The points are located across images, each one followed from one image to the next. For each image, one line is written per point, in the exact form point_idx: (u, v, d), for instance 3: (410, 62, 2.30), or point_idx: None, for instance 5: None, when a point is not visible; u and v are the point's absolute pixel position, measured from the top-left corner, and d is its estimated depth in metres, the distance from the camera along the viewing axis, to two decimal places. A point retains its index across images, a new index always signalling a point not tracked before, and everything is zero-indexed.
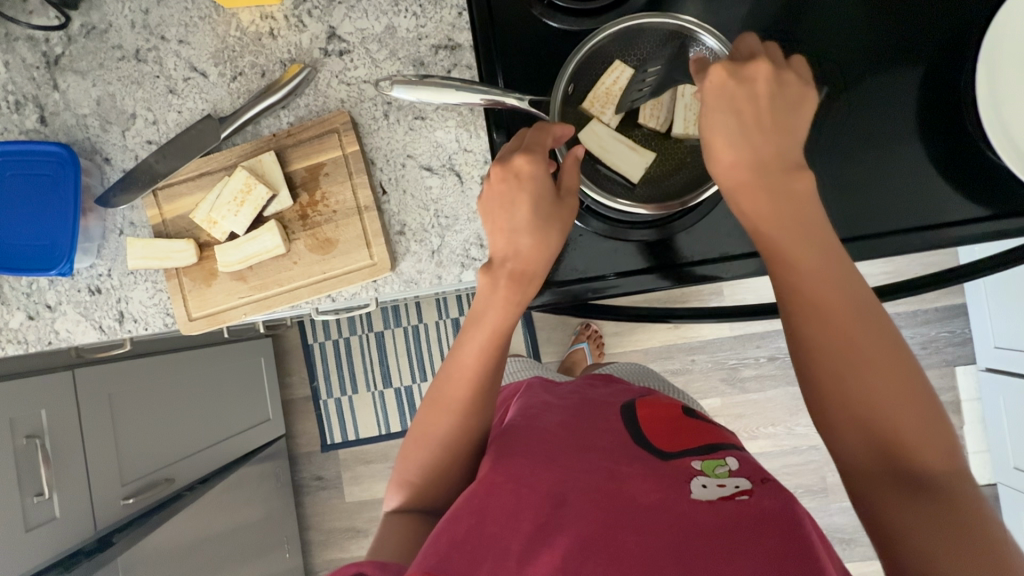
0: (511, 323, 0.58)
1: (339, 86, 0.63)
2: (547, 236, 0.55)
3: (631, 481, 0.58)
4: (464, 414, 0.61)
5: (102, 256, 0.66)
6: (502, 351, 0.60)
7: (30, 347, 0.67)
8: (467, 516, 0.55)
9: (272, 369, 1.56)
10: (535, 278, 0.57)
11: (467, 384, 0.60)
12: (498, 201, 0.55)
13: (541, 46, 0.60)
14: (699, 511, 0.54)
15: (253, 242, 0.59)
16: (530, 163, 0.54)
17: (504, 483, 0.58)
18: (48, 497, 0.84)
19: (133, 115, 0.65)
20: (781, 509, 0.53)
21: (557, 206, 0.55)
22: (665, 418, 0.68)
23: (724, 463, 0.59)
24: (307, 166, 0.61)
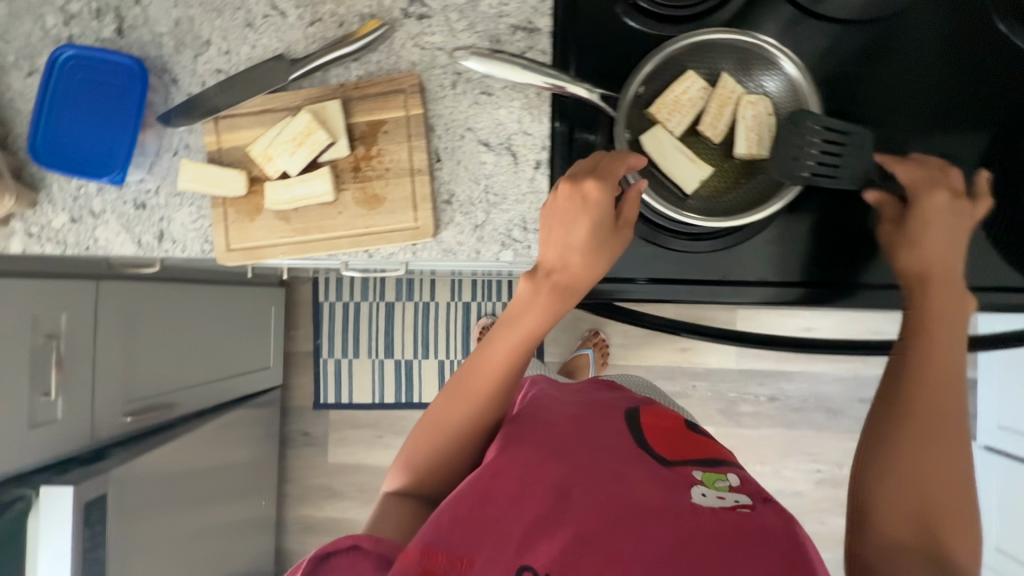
0: (546, 330, 0.58)
1: (413, 49, 0.63)
2: (598, 258, 0.55)
3: (635, 483, 0.58)
4: (480, 412, 0.62)
5: (152, 173, 0.66)
6: (528, 357, 0.61)
7: (68, 249, 0.68)
8: (470, 496, 0.54)
9: (280, 319, 1.57)
10: (578, 294, 0.56)
11: (493, 382, 0.61)
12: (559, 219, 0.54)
13: (616, 43, 0.61)
14: (700, 513, 0.55)
15: (304, 185, 0.60)
16: (600, 189, 0.53)
17: (510, 469, 0.57)
18: (55, 399, 0.85)
19: (208, 42, 0.66)
20: (784, 530, 0.54)
21: (614, 231, 0.55)
22: (670, 429, 0.69)
23: (724, 478, 0.61)
24: (368, 121, 0.62)
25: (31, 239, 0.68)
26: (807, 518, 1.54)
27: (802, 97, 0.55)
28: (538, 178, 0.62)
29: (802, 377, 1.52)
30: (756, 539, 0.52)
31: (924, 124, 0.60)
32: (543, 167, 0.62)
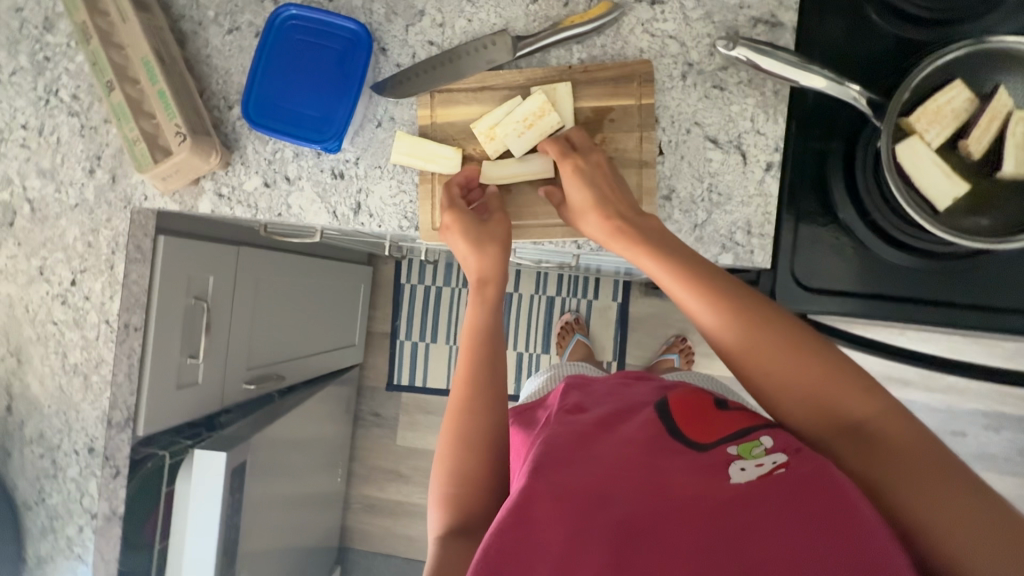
0: (488, 317, 0.60)
1: (642, 35, 0.61)
2: (487, 249, 0.59)
3: (673, 475, 0.45)
4: (468, 414, 0.55)
5: (354, 143, 0.65)
6: (498, 347, 0.59)
7: (259, 214, 0.67)
8: (511, 518, 0.41)
9: (365, 298, 1.56)
10: (491, 283, 0.61)
11: (462, 380, 0.57)
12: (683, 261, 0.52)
13: (867, 47, 0.58)
14: (741, 497, 0.42)
15: (523, 163, 0.60)
16: (452, 210, 0.59)
17: (550, 473, 0.44)
18: (198, 361, 0.83)
19: (421, 12, 0.64)
20: (830, 481, 0.42)
21: (485, 223, 0.60)
22: (707, 414, 0.53)
23: (760, 443, 0.47)
24: (594, 107, 0.60)
25: (221, 200, 0.67)
26: None
27: None
28: (769, 181, 0.59)
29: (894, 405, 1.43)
30: (790, 499, 0.41)
31: None
32: (774, 170, 0.59)
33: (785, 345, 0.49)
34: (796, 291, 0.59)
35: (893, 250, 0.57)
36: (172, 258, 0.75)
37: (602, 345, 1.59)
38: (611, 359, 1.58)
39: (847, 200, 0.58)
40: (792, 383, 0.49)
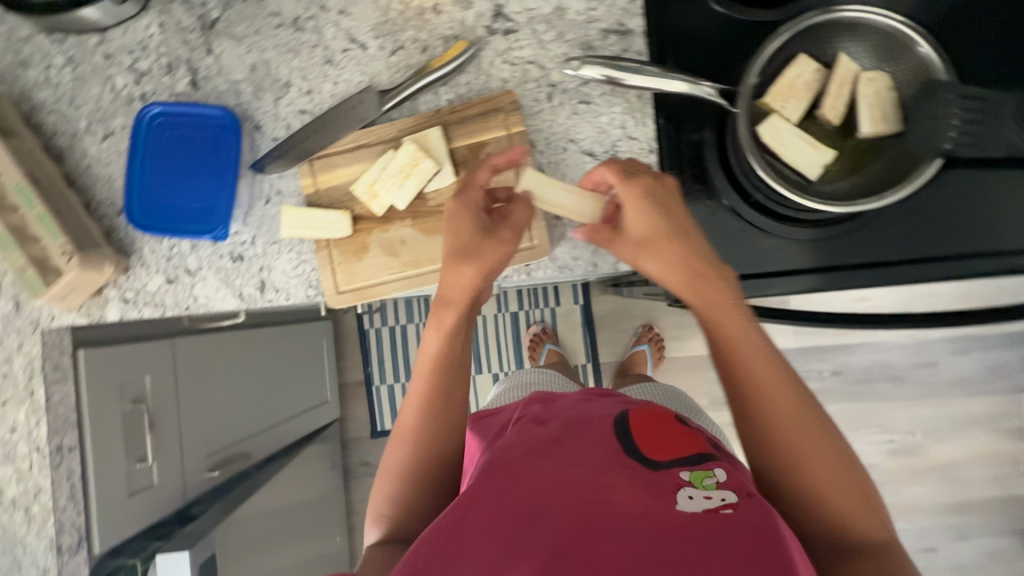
0: (449, 347, 0.61)
1: (503, 66, 0.62)
2: (461, 267, 0.55)
3: (616, 489, 0.48)
4: (420, 441, 0.62)
5: (247, 224, 0.65)
6: (454, 375, 0.62)
7: (167, 311, 0.67)
8: (445, 528, 0.48)
9: (330, 352, 1.54)
10: (454, 304, 0.58)
11: (417, 406, 0.62)
12: (652, 249, 0.53)
13: (712, 36, 0.59)
14: (679, 523, 0.44)
15: (578, 201, 0.57)
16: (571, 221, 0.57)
17: (491, 494, 0.49)
18: (149, 464, 0.82)
19: (287, 83, 0.65)
20: (770, 524, 0.44)
21: (487, 234, 0.56)
22: (660, 428, 0.57)
23: (713, 473, 0.50)
24: (469, 145, 0.61)
25: (128, 305, 0.67)
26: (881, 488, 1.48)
27: (926, 67, 0.53)
28: None
29: (865, 346, 1.51)
30: (719, 532, 0.44)
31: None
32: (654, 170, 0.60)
33: (739, 318, 0.52)
34: None
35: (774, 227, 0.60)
36: (94, 369, 0.74)
37: (572, 349, 1.59)
38: (584, 361, 1.58)
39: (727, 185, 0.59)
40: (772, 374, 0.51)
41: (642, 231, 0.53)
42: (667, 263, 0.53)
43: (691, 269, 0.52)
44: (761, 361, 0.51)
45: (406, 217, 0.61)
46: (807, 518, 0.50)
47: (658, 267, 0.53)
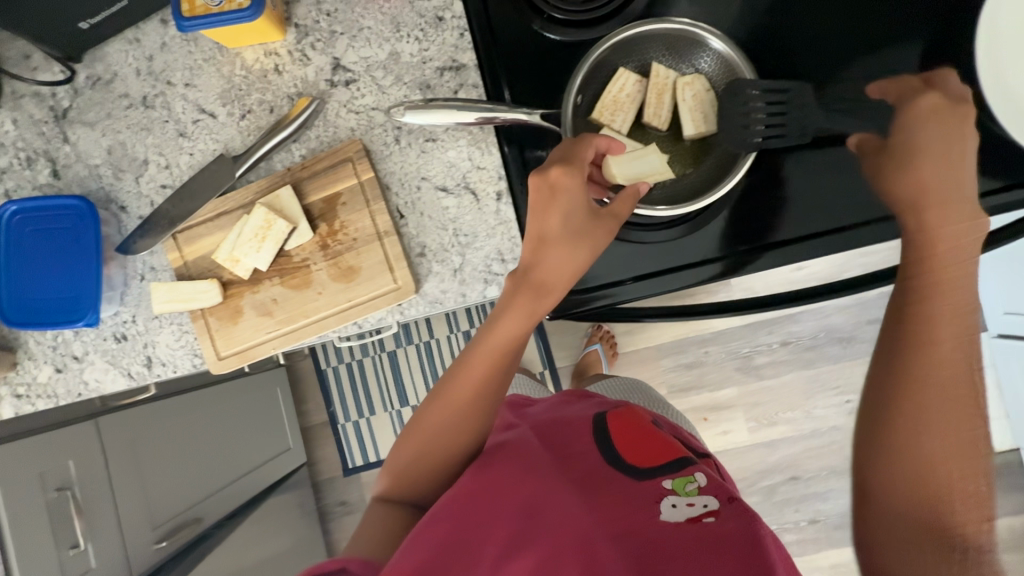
0: (524, 332, 0.57)
1: (348, 116, 0.64)
2: (577, 252, 0.55)
3: (606, 509, 0.58)
4: (464, 414, 0.60)
5: (126, 303, 0.66)
6: (511, 364, 0.60)
7: (61, 400, 0.67)
8: (447, 520, 0.57)
9: (288, 399, 1.52)
10: (556, 290, 0.56)
11: (473, 390, 0.59)
12: (936, 131, 0.49)
13: (540, 61, 0.62)
14: (666, 532, 0.55)
15: (642, 161, 0.55)
16: (566, 175, 0.53)
17: (482, 492, 0.59)
18: (83, 549, 0.82)
19: (145, 160, 0.66)
20: (742, 530, 0.54)
21: (594, 221, 0.55)
22: (642, 433, 0.66)
23: (693, 480, 0.61)
24: (325, 197, 0.62)
25: (21, 401, 0.66)
26: None
27: (733, 67, 0.56)
28: (503, 209, 0.62)
29: (806, 314, 1.46)
30: (708, 547, 0.53)
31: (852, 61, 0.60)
32: (505, 196, 0.62)
33: (955, 238, 0.47)
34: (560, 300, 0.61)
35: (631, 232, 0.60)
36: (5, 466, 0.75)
37: (529, 358, 1.54)
38: (542, 369, 1.54)
39: None
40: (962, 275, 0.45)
41: (920, 111, 0.51)
42: (941, 139, 0.49)
43: (949, 147, 0.49)
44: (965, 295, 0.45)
45: (273, 276, 0.62)
46: (886, 474, 0.45)
47: (932, 145, 0.49)
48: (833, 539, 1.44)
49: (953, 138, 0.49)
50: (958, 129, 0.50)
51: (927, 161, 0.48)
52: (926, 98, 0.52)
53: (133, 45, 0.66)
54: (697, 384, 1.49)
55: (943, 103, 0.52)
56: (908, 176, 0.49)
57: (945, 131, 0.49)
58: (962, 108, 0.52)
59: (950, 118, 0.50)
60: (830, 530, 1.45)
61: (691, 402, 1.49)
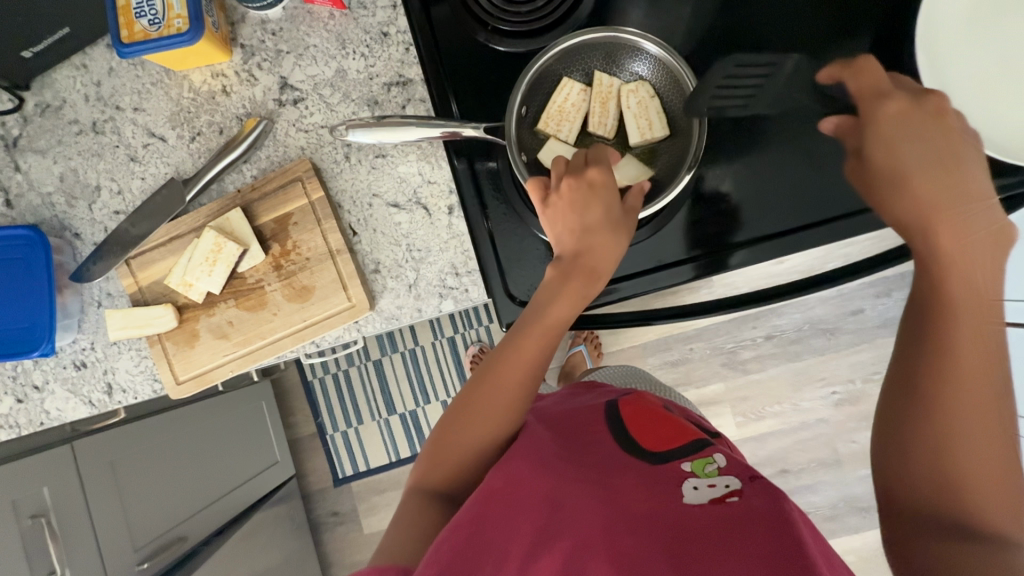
0: (573, 318, 0.55)
1: (298, 134, 0.63)
2: (615, 239, 0.55)
3: (626, 491, 0.56)
4: (507, 407, 0.57)
5: (83, 330, 0.66)
6: (548, 352, 0.57)
7: (23, 430, 0.67)
8: (468, 522, 0.52)
9: (274, 412, 1.52)
10: (604, 277, 0.56)
11: (514, 388, 0.56)
12: (932, 143, 0.47)
13: (487, 74, 0.61)
14: (691, 513, 0.53)
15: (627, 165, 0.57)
16: (603, 173, 0.54)
17: (505, 489, 0.55)
18: (60, 574, 0.82)
19: (97, 187, 0.66)
20: (770, 507, 0.53)
21: (627, 213, 0.55)
22: (657, 420, 0.66)
23: (712, 461, 0.60)
24: (276, 218, 0.62)
25: None
26: (840, 442, 1.45)
27: (676, 74, 0.56)
28: (455, 222, 0.62)
29: (789, 307, 1.45)
30: (740, 525, 0.51)
31: (801, 60, 0.60)
32: (457, 210, 0.62)
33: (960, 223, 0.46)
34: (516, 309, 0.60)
35: None
36: None
37: None
38: None
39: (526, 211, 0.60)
40: (970, 272, 0.44)
41: (887, 117, 0.49)
42: (925, 142, 0.47)
43: (940, 151, 0.47)
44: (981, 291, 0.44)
45: (228, 299, 0.62)
46: (915, 473, 0.46)
47: (913, 149, 0.48)
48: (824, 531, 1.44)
49: (943, 139, 0.48)
50: (949, 130, 0.48)
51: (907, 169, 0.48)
52: (892, 97, 0.50)
53: (80, 70, 0.66)
54: (684, 380, 1.49)
55: (914, 102, 0.49)
56: (885, 158, 0.49)
57: (943, 135, 0.48)
58: (932, 100, 0.49)
59: (945, 125, 0.48)
60: (822, 523, 1.44)
61: None
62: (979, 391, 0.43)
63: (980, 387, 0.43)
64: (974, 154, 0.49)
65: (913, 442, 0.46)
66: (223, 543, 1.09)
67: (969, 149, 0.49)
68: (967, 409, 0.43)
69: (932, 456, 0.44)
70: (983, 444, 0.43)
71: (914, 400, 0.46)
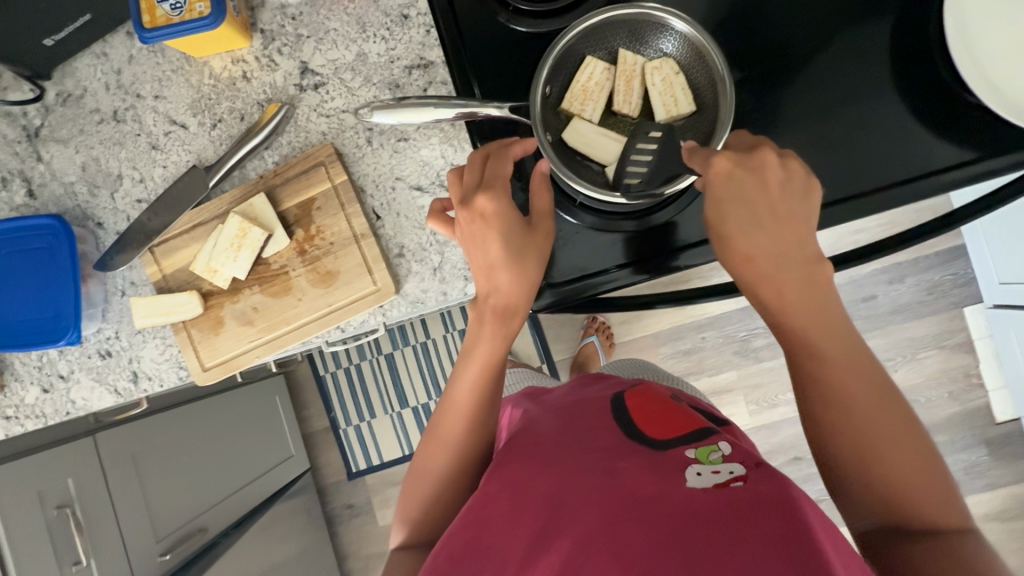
0: (501, 355, 0.57)
1: (319, 119, 0.63)
2: (525, 268, 0.54)
3: (628, 477, 0.53)
4: (461, 446, 0.60)
5: (108, 319, 0.66)
6: (495, 387, 0.59)
7: (49, 420, 0.67)
8: (463, 530, 0.53)
9: (288, 406, 1.50)
10: (519, 312, 0.56)
11: (463, 420, 0.59)
12: (748, 208, 0.48)
13: (509, 55, 0.60)
14: (694, 498, 0.49)
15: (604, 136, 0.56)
16: (492, 201, 0.53)
17: (500, 493, 0.56)
18: (86, 564, 0.82)
19: (119, 175, 0.66)
20: (775, 490, 0.47)
21: (530, 234, 0.54)
22: (665, 412, 0.64)
23: (717, 448, 0.56)
24: (299, 203, 0.62)
25: (9, 422, 0.66)
26: None
27: (700, 48, 0.54)
28: None
29: None
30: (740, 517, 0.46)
31: (827, 32, 0.59)
32: None
33: (824, 293, 0.47)
34: (547, 293, 0.61)
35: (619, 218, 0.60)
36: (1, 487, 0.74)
37: (526, 354, 1.47)
38: (540, 361, 1.47)
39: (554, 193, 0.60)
40: (834, 340, 0.47)
41: (719, 176, 0.48)
42: (757, 226, 0.47)
43: (770, 230, 0.47)
44: (851, 351, 0.47)
45: (253, 285, 0.62)
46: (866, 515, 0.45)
47: (749, 245, 0.48)
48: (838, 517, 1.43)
49: (767, 212, 0.47)
50: (777, 202, 0.48)
51: (768, 264, 0.47)
52: (716, 159, 0.48)
53: (101, 59, 0.66)
54: (697, 369, 1.45)
55: (737, 162, 0.48)
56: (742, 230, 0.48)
57: (776, 196, 0.48)
58: (757, 154, 0.48)
59: (763, 178, 0.47)
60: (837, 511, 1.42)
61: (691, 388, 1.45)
62: (886, 442, 0.45)
63: (886, 434, 0.45)
64: (800, 189, 0.48)
65: (852, 501, 0.46)
66: (242, 535, 1.09)
67: (793, 205, 0.48)
68: (899, 450, 0.44)
69: (874, 496, 0.45)
70: (907, 474, 0.44)
71: (842, 462, 0.46)
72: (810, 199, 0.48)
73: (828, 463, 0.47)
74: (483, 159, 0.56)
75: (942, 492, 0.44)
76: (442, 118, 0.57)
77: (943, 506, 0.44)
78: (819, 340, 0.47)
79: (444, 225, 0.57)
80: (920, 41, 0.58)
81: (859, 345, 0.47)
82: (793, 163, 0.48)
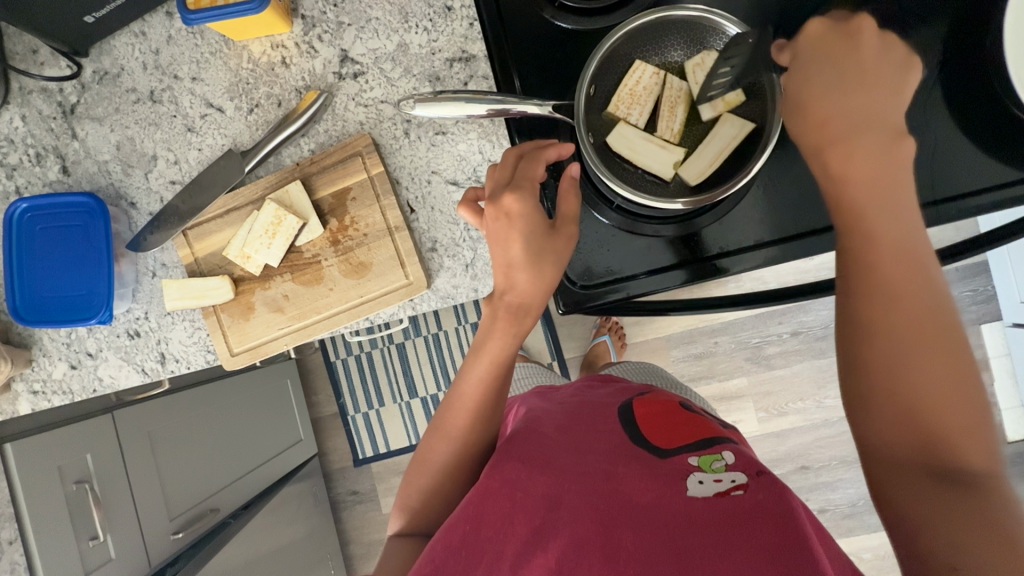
0: (514, 352, 0.56)
1: (357, 109, 0.63)
2: (544, 269, 0.53)
3: (627, 480, 0.54)
4: (466, 442, 0.59)
5: (138, 299, 0.66)
6: (505, 380, 0.58)
7: (76, 396, 0.67)
8: (462, 522, 0.52)
9: (298, 390, 1.49)
10: (533, 311, 0.55)
11: (472, 418, 0.58)
12: (835, 74, 0.44)
13: (553, 51, 0.59)
14: (693, 507, 0.50)
15: (654, 146, 0.55)
16: (518, 201, 0.52)
17: (500, 489, 0.54)
18: (103, 540, 0.83)
19: (154, 156, 0.66)
20: (776, 502, 0.48)
21: (550, 237, 0.53)
22: (670, 417, 0.63)
23: (721, 457, 0.55)
24: (334, 192, 0.61)
25: (38, 396, 0.67)
26: None
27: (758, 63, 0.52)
28: None
29: (820, 304, 1.39)
30: (741, 528, 0.47)
31: None
32: None
33: (892, 162, 0.42)
34: (577, 294, 0.60)
35: (652, 223, 0.59)
36: (24, 461, 0.74)
37: (537, 350, 1.46)
38: (550, 360, 1.45)
39: (591, 193, 0.59)
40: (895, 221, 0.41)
41: (809, 40, 0.45)
42: (839, 87, 0.43)
43: (850, 92, 0.43)
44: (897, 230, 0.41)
45: (285, 272, 0.62)
46: (892, 447, 0.40)
47: (827, 106, 0.43)
48: (842, 529, 1.40)
49: (856, 75, 0.44)
50: (870, 67, 0.44)
51: (843, 126, 0.43)
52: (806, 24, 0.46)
53: (138, 37, 0.65)
54: (707, 374, 1.43)
55: (831, 27, 0.45)
56: (817, 113, 0.44)
57: (871, 65, 0.44)
58: (855, 21, 0.45)
59: (858, 47, 0.44)
60: (841, 520, 1.41)
61: (700, 392, 1.43)
62: (909, 327, 0.40)
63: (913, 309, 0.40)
64: (899, 63, 0.44)
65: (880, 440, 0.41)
66: (253, 516, 1.08)
67: (889, 77, 0.44)
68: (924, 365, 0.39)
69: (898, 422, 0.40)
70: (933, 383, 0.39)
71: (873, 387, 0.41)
72: (907, 77, 0.44)
73: (855, 357, 0.42)
74: (514, 158, 0.54)
75: (970, 421, 0.39)
76: (474, 114, 0.55)
77: (963, 427, 0.39)
78: (871, 206, 0.42)
79: (472, 215, 0.55)
80: (973, 53, 0.56)
81: (912, 225, 0.42)
82: (892, 37, 0.45)
